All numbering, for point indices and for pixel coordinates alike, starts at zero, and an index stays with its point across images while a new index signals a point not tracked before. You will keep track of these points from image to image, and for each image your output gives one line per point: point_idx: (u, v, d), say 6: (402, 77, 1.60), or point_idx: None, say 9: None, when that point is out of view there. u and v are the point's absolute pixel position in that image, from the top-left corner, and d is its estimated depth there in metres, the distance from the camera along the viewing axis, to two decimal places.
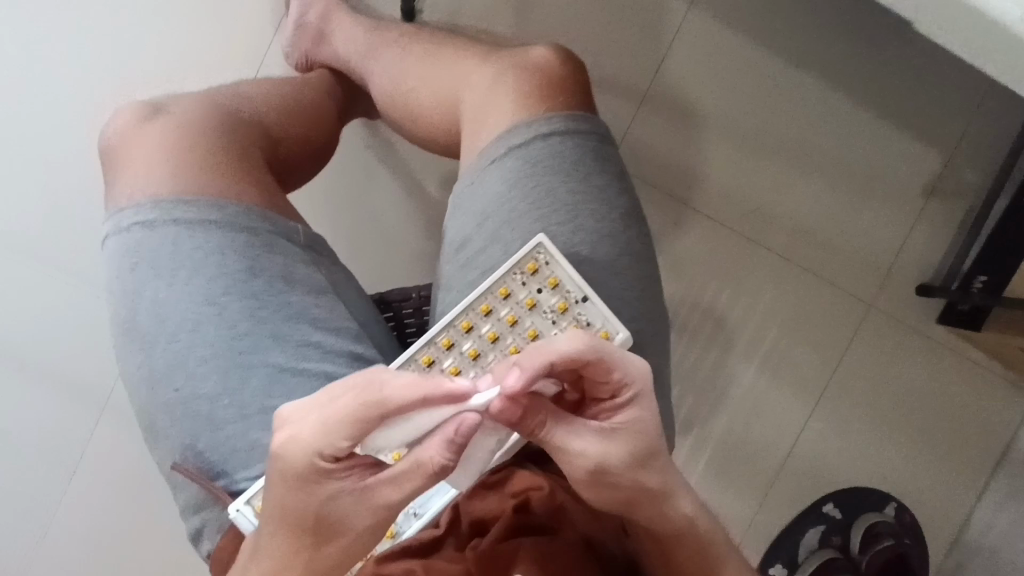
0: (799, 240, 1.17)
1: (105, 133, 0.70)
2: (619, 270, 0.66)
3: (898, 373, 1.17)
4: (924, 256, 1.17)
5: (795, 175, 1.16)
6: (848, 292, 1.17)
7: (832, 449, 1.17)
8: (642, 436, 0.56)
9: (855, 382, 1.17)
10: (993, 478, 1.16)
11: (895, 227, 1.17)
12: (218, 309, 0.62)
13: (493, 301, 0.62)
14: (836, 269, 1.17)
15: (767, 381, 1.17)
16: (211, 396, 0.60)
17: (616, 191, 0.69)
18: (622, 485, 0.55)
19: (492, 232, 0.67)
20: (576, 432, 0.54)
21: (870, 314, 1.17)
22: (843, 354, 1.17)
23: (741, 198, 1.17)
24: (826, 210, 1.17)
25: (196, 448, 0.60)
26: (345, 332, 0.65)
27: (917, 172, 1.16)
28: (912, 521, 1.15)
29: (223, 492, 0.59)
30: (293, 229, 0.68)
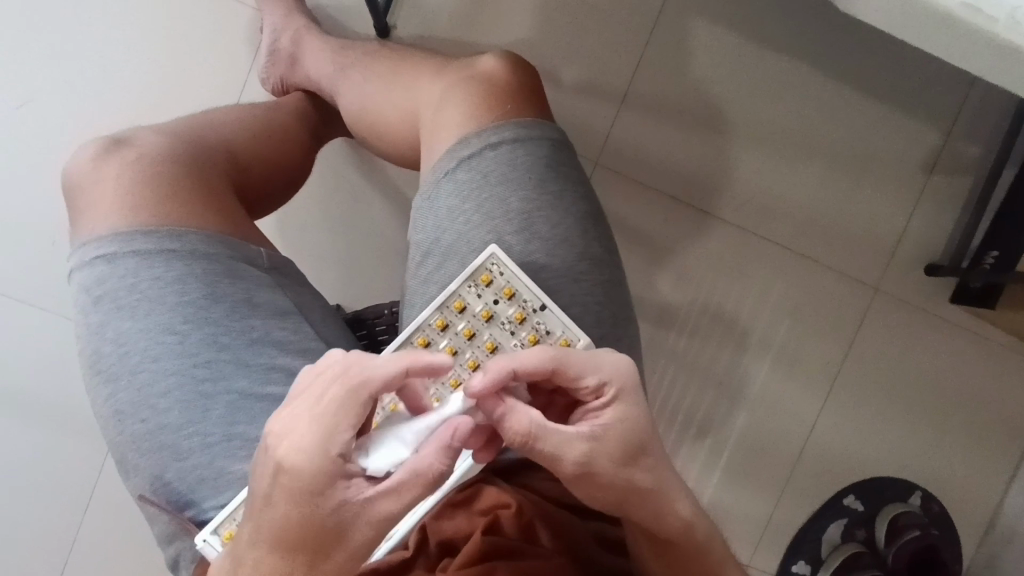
0: (794, 227, 1.14)
1: (69, 170, 0.71)
2: (577, 278, 0.66)
3: (907, 358, 1.13)
4: (930, 234, 1.13)
5: (782, 163, 1.14)
6: (851, 278, 1.14)
7: (846, 440, 1.14)
8: (632, 430, 0.53)
9: (862, 370, 1.14)
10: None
11: (897, 206, 1.13)
12: (180, 338, 0.63)
13: (448, 315, 0.61)
14: (837, 255, 1.14)
15: (773, 376, 1.13)
16: (175, 426, 0.61)
17: (574, 196, 0.69)
18: (614, 484, 0.53)
19: (450, 244, 0.67)
20: (563, 439, 0.51)
21: (877, 299, 1.14)
22: (851, 342, 1.14)
23: (733, 189, 1.14)
24: (821, 195, 1.14)
25: (164, 479, 0.61)
26: (310, 353, 0.66)
27: (911, 152, 1.13)
28: (939, 511, 1.12)
29: (190, 521, 0.60)
30: (254, 253, 0.68)
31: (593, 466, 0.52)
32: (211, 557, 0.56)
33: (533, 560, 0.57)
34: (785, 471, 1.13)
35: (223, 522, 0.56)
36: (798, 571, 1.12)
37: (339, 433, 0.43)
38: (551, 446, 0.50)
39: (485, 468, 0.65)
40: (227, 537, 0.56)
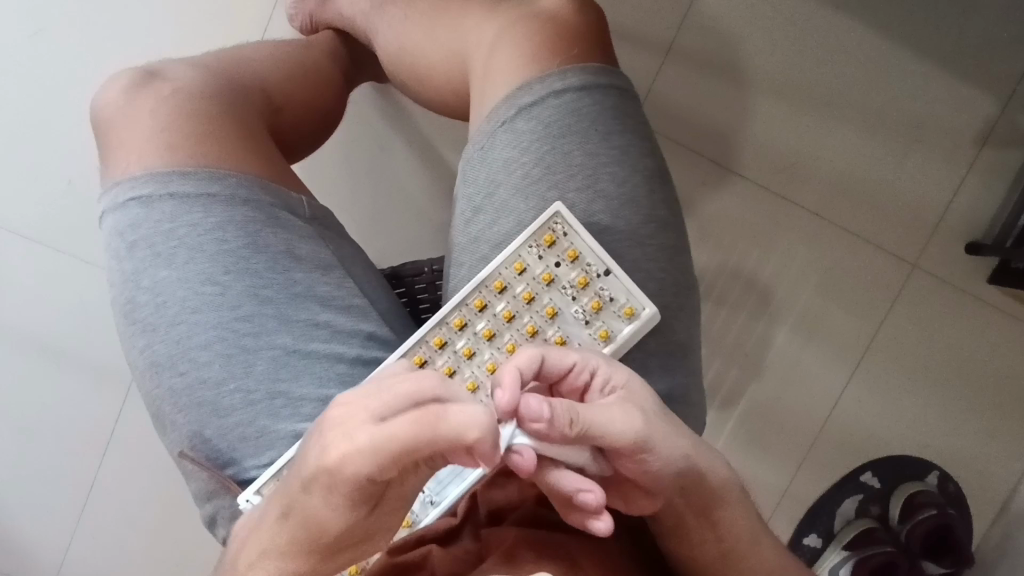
0: (840, 197, 1.08)
1: (99, 103, 0.66)
2: (641, 242, 0.60)
3: (938, 337, 1.09)
4: (974, 211, 1.07)
5: (837, 128, 1.07)
6: (891, 252, 1.08)
7: (874, 419, 1.10)
8: (645, 391, 0.48)
9: (893, 347, 1.09)
10: None
11: (946, 179, 1.07)
12: (221, 289, 0.59)
13: (507, 277, 0.57)
14: (878, 227, 1.08)
15: (802, 349, 1.10)
16: (216, 382, 0.58)
17: (639, 152, 0.63)
18: (664, 450, 0.45)
19: (504, 201, 0.62)
20: (606, 410, 0.43)
21: (914, 276, 1.08)
22: (885, 317, 1.09)
23: (777, 154, 1.08)
24: (869, 164, 1.08)
25: (203, 436, 0.58)
26: (355, 309, 0.62)
27: (969, 122, 1.06)
28: (956, 491, 1.07)
29: (233, 480, 0.57)
30: (296, 201, 0.64)
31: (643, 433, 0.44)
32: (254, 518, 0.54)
33: (590, 537, 0.52)
34: (804, 446, 1.10)
35: (267, 482, 0.54)
36: (809, 543, 1.11)
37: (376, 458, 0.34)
38: (600, 420, 0.43)
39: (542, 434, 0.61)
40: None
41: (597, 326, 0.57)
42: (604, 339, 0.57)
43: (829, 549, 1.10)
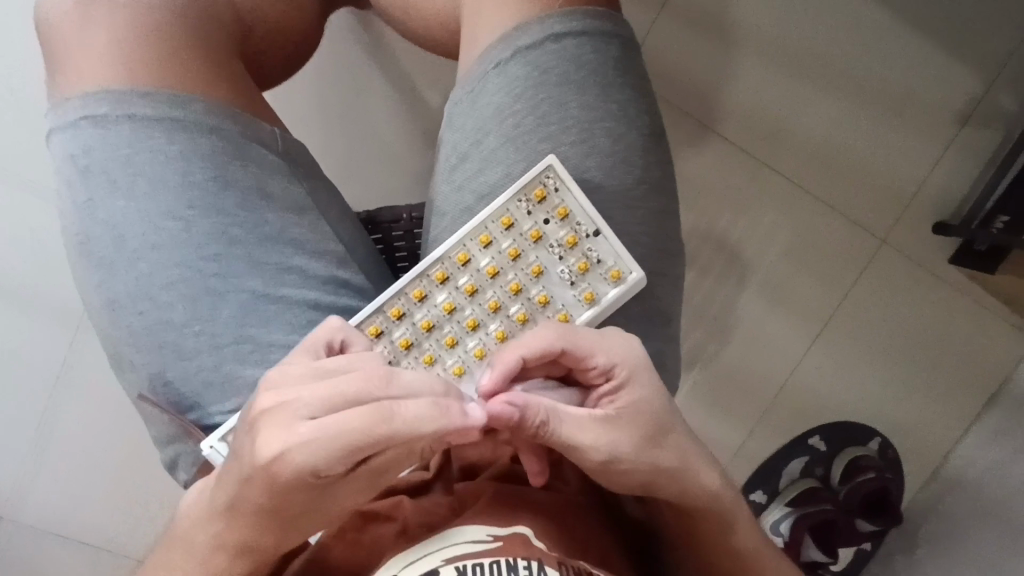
0: (818, 168, 1.07)
1: (44, 8, 0.59)
2: (631, 203, 0.57)
3: (896, 309, 1.09)
4: (946, 191, 1.07)
5: (815, 100, 1.06)
6: (862, 226, 1.08)
7: (827, 389, 1.12)
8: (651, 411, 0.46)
9: (855, 317, 1.10)
10: (985, 412, 1.08)
11: (923, 157, 1.06)
12: (184, 226, 0.55)
13: (493, 231, 0.55)
14: (854, 201, 1.08)
15: (765, 314, 1.11)
16: (179, 324, 0.54)
17: (636, 106, 0.60)
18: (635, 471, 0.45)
19: (492, 149, 0.59)
20: (580, 424, 0.44)
21: (882, 251, 1.09)
22: (849, 288, 1.10)
23: (760, 119, 1.07)
24: (848, 137, 1.07)
25: (165, 379, 0.55)
26: (330, 256, 0.60)
27: (952, 101, 1.04)
28: (895, 457, 1.09)
29: (195, 426, 0.55)
30: (267, 133, 0.59)
31: (613, 455, 0.44)
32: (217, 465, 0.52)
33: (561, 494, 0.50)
34: (757, 410, 1.12)
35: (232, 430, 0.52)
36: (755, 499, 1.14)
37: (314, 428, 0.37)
38: (569, 437, 0.43)
39: None
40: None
41: (583, 288, 0.55)
42: (588, 302, 0.55)
43: (772, 505, 1.12)
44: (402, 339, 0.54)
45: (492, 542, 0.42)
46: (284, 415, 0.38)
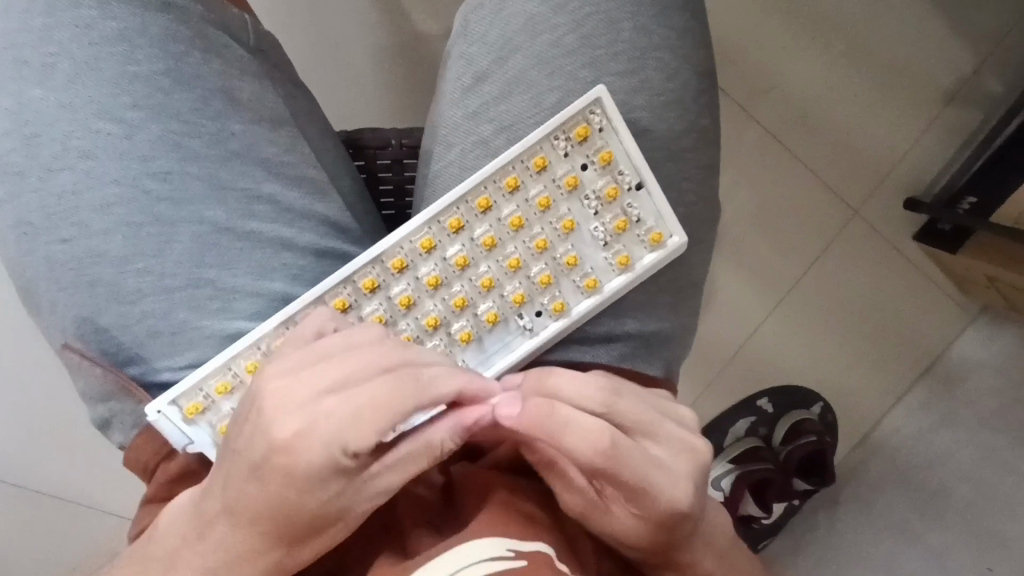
0: (785, 121, 0.85)
1: None
2: (679, 155, 0.48)
3: (863, 273, 0.88)
4: (919, 171, 0.86)
5: (807, 50, 0.83)
6: (829, 191, 0.87)
7: (776, 374, 0.90)
8: (695, 465, 0.39)
9: (825, 279, 0.88)
10: (914, 385, 0.89)
11: (899, 127, 0.85)
12: (127, 131, 0.42)
13: (523, 173, 0.45)
14: (824, 162, 0.86)
15: (732, 280, 0.88)
16: (116, 258, 0.42)
17: (694, 38, 0.49)
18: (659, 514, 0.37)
19: (520, 71, 0.48)
20: (602, 516, 0.38)
21: (852, 223, 0.87)
22: (824, 247, 0.88)
23: (727, 52, 0.84)
24: (822, 89, 0.85)
25: (97, 325, 0.43)
26: (310, 184, 0.48)
27: (938, 69, 0.83)
28: (833, 422, 0.89)
29: (138, 386, 0.44)
30: (235, 18, 0.46)
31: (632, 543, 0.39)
32: (165, 434, 0.43)
33: None
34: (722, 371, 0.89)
35: (186, 392, 0.42)
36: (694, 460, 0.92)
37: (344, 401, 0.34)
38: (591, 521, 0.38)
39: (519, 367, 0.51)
40: (222, 391, 0.43)
41: (616, 250, 0.47)
42: (622, 266, 0.47)
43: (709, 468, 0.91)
44: (402, 296, 0.45)
45: (515, 562, 0.34)
46: (299, 413, 0.34)
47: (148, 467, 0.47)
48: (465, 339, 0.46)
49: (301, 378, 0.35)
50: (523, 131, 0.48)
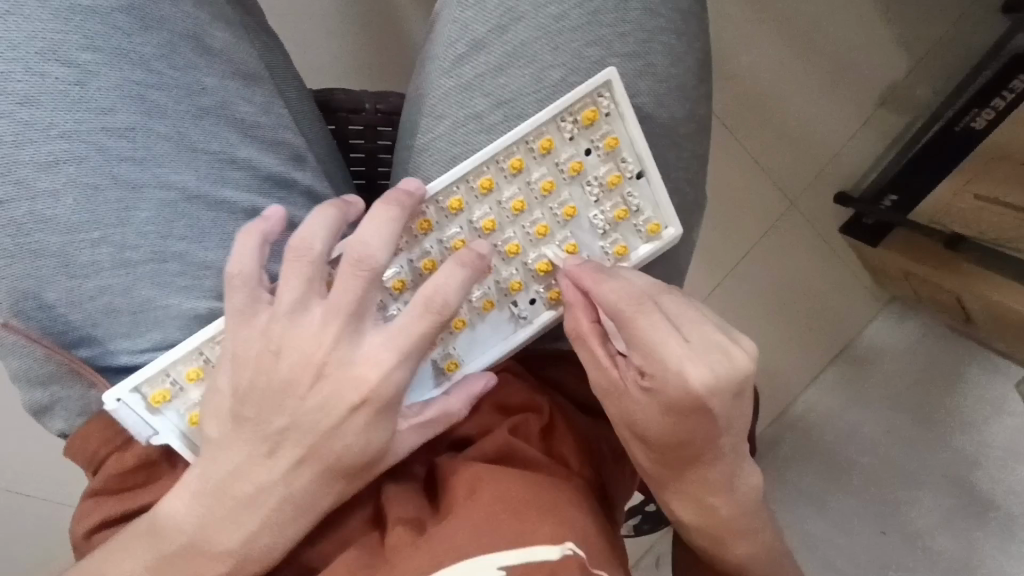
0: (742, 107, 0.83)
1: None
2: (678, 144, 0.47)
3: (798, 259, 0.88)
4: (852, 169, 0.87)
5: (769, 36, 0.82)
6: (772, 182, 0.85)
7: None
8: (722, 368, 0.37)
9: (767, 263, 0.87)
10: (832, 361, 0.90)
11: (839, 124, 0.86)
12: (80, 77, 0.37)
13: (526, 156, 0.43)
14: (773, 153, 0.85)
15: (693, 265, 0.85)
16: (67, 226, 0.37)
17: (701, 25, 0.48)
18: (673, 400, 0.37)
19: (519, 43, 0.45)
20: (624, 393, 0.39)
21: (789, 215, 0.87)
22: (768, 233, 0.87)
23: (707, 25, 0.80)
24: (779, 78, 0.83)
25: (40, 302, 0.37)
26: (286, 150, 0.43)
27: (879, 71, 0.85)
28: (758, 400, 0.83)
29: (90, 368, 0.39)
30: None
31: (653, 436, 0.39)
32: (125, 424, 0.38)
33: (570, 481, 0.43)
34: None
35: (152, 378, 0.38)
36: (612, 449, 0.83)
37: (402, 351, 0.36)
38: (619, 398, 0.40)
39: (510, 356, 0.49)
40: (192, 378, 0.38)
41: (613, 239, 0.45)
42: (619, 257, 0.45)
43: None
44: (395, 279, 0.41)
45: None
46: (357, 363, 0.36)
47: (97, 457, 0.42)
48: (461, 326, 0.44)
49: (359, 334, 0.36)
50: (522, 108, 0.45)
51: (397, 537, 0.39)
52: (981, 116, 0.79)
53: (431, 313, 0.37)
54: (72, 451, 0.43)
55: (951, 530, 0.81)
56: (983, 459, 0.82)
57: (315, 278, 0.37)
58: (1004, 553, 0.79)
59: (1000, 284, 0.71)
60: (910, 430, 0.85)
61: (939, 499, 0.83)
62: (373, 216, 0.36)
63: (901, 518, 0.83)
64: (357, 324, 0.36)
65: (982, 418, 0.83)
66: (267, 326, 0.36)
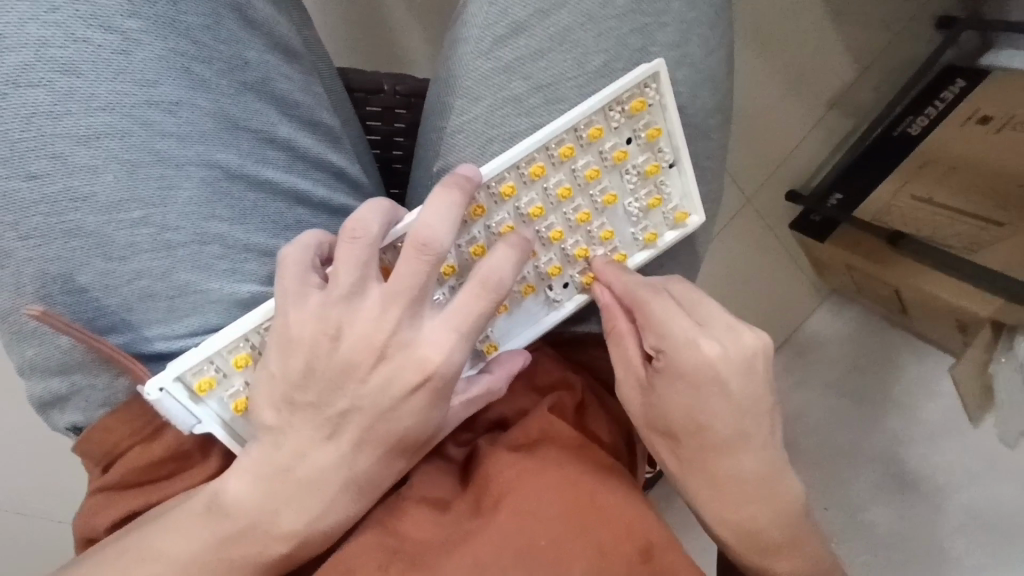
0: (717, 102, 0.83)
1: None
2: (705, 135, 0.49)
3: (762, 252, 0.89)
4: (802, 165, 0.87)
5: (741, 33, 0.82)
6: (732, 176, 0.86)
7: None
8: (740, 347, 0.40)
9: (735, 255, 0.88)
10: (778, 348, 0.91)
11: (797, 123, 0.86)
12: (123, 46, 0.35)
13: (574, 143, 0.43)
14: (736, 148, 0.85)
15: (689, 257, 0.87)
16: (104, 203, 0.35)
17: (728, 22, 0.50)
18: (682, 372, 0.40)
19: (561, 29, 0.46)
20: (659, 389, 0.41)
21: (746, 211, 0.87)
22: (729, 225, 0.87)
23: None
24: (748, 74, 0.83)
25: (72, 283, 0.35)
26: (325, 129, 0.42)
27: (835, 71, 0.85)
28: None
29: (124, 353, 0.37)
30: None
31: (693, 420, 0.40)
32: (167, 413, 0.37)
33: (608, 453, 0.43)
34: None
35: (196, 367, 0.37)
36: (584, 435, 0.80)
37: (458, 333, 0.37)
38: (657, 394, 0.41)
39: (539, 339, 0.50)
40: (238, 365, 0.37)
41: (645, 226, 0.46)
42: (648, 243, 0.47)
43: None
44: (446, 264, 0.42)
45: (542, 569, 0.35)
46: (415, 346, 0.37)
47: (117, 449, 0.40)
48: (504, 310, 0.44)
49: (414, 319, 0.37)
50: (562, 92, 0.46)
51: (414, 521, 0.38)
52: (916, 123, 0.83)
53: (485, 293, 0.37)
54: (89, 445, 0.40)
55: (891, 503, 0.82)
56: (908, 436, 0.83)
57: (371, 262, 0.36)
58: (937, 529, 0.80)
59: (924, 273, 0.75)
60: (850, 413, 0.86)
61: (876, 478, 0.83)
62: (432, 203, 0.37)
63: (847, 490, 0.83)
64: (416, 309, 0.36)
65: (912, 399, 0.84)
66: (323, 312, 0.36)
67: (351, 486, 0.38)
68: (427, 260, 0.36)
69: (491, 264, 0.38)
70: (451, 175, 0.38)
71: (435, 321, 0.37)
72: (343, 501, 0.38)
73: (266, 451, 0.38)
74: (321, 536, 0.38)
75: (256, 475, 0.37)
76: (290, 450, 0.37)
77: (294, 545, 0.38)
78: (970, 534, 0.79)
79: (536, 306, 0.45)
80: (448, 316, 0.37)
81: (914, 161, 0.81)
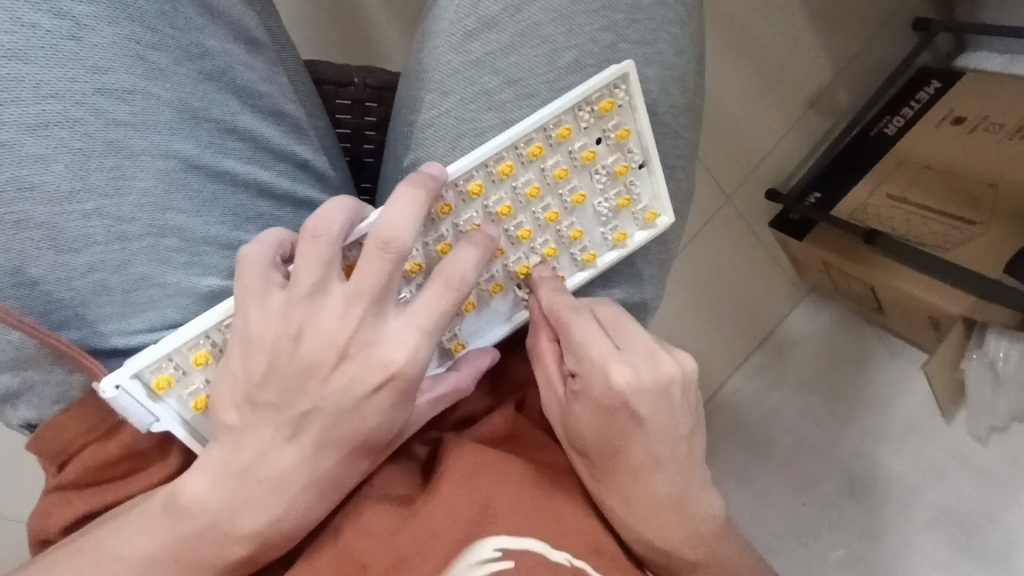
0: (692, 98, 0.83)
1: None
2: (676, 134, 0.49)
3: (739, 251, 0.89)
4: (778, 165, 0.88)
5: (717, 30, 0.82)
6: (709, 173, 0.86)
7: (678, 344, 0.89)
8: (659, 378, 0.39)
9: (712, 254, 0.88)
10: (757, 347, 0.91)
11: (773, 122, 0.87)
12: (74, 32, 0.34)
13: (544, 143, 0.43)
14: (713, 146, 0.85)
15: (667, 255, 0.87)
16: (55, 194, 0.34)
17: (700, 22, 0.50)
18: (597, 397, 0.39)
19: (531, 24, 0.45)
20: (577, 412, 0.40)
21: (724, 209, 0.87)
22: (707, 224, 0.87)
23: None
24: (723, 72, 0.83)
25: (20, 275, 0.34)
26: (288, 121, 0.41)
27: (811, 71, 0.86)
28: None
29: (77, 348, 0.36)
30: None
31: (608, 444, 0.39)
32: (122, 412, 0.36)
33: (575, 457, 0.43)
34: None
35: (153, 364, 0.36)
36: None
37: (421, 332, 0.37)
38: (576, 416, 0.40)
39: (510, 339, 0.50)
40: (198, 363, 0.37)
41: (614, 226, 0.46)
42: (618, 242, 0.47)
43: None
44: (411, 262, 0.41)
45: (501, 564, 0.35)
46: (376, 346, 0.36)
47: (71, 448, 0.39)
48: (469, 307, 0.44)
49: (376, 317, 0.36)
50: (533, 88, 0.46)
51: (377, 516, 0.38)
52: (892, 123, 0.83)
53: (449, 292, 0.37)
54: (42, 444, 0.39)
55: (862, 500, 0.83)
56: (882, 432, 0.85)
57: (334, 259, 0.36)
58: (907, 523, 0.81)
59: (902, 274, 0.75)
60: (823, 410, 0.87)
61: (850, 473, 0.84)
62: (397, 200, 0.36)
63: (818, 487, 0.85)
64: (378, 309, 0.36)
65: (886, 398, 0.85)
66: (285, 311, 0.35)
67: (314, 487, 0.37)
68: (391, 258, 0.35)
69: (455, 264, 0.38)
70: (417, 173, 0.38)
71: (398, 321, 0.36)
72: (306, 501, 0.37)
73: (228, 449, 0.37)
74: (282, 537, 0.37)
75: (216, 479, 0.37)
76: (252, 450, 0.37)
77: (254, 546, 0.37)
78: (939, 525, 0.80)
79: (503, 304, 0.45)
80: (411, 316, 0.37)
81: (888, 161, 0.81)
